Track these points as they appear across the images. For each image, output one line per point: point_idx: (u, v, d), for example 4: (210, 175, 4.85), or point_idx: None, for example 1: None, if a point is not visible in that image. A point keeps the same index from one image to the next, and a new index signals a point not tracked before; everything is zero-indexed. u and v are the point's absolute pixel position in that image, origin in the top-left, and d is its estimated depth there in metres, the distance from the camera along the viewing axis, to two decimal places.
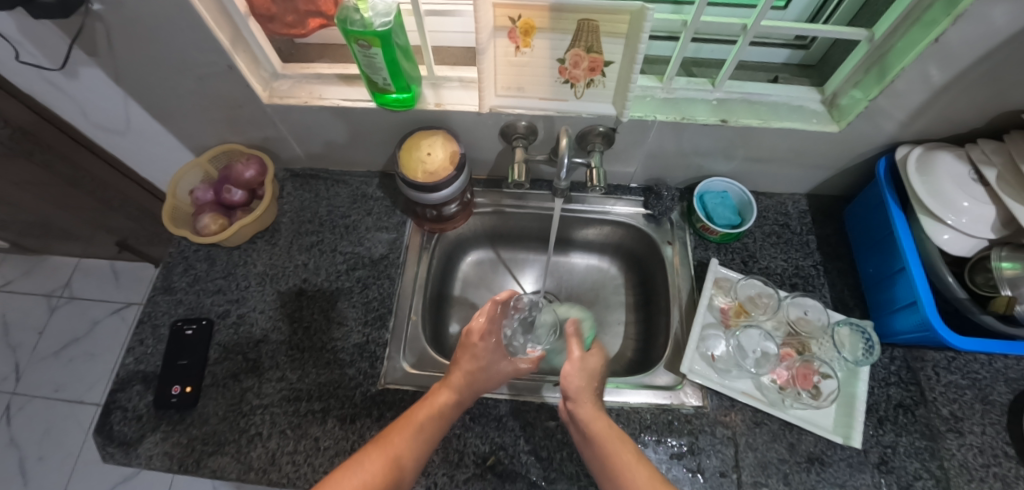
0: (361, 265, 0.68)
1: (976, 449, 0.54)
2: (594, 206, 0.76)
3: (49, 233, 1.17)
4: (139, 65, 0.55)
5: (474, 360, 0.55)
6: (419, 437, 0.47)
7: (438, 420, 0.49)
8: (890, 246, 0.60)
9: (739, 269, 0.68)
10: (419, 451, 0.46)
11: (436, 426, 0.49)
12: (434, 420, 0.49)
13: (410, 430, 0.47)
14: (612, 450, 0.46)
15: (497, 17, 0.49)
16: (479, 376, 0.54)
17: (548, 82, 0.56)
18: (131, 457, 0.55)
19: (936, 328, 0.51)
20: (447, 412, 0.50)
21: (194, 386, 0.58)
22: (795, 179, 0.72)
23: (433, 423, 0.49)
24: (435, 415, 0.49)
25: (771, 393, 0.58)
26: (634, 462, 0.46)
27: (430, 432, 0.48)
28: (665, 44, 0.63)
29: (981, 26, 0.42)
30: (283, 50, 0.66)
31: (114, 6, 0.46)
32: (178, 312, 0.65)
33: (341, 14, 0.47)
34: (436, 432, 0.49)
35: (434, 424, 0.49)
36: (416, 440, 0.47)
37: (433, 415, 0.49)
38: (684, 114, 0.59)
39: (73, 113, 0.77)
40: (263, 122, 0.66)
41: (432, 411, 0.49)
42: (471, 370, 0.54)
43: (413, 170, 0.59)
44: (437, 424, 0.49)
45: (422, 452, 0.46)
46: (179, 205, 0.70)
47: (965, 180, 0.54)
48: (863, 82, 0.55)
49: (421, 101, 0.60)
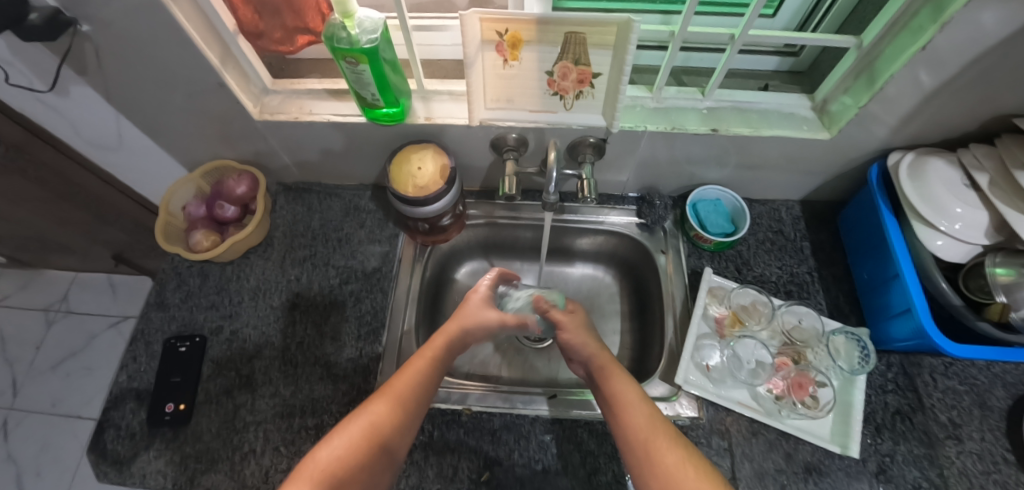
0: (354, 278, 0.68)
1: (975, 456, 0.54)
2: (588, 216, 0.76)
3: (45, 248, 1.17)
4: (130, 83, 0.56)
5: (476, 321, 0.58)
6: (421, 384, 0.49)
7: (434, 368, 0.51)
8: (884, 253, 0.60)
9: (734, 277, 0.68)
10: (422, 400, 0.48)
11: (433, 376, 0.51)
12: (433, 368, 0.51)
13: (413, 376, 0.49)
14: (618, 391, 0.48)
15: (483, 30, 0.49)
16: (472, 329, 0.57)
17: (537, 94, 0.56)
18: (124, 475, 0.55)
19: (931, 336, 0.50)
20: (445, 362, 0.53)
21: (188, 402, 0.58)
22: (788, 185, 0.72)
23: (432, 371, 0.51)
24: (432, 365, 0.51)
25: (767, 403, 0.58)
26: (637, 400, 0.47)
27: (429, 378, 0.50)
28: (655, 53, 0.63)
29: (968, 33, 0.42)
30: (274, 66, 0.66)
31: (102, 27, 0.46)
32: (171, 328, 0.65)
33: (328, 31, 0.47)
34: (434, 382, 0.51)
35: (432, 373, 0.50)
36: (419, 386, 0.48)
37: (429, 362, 0.51)
38: (674, 124, 0.59)
39: (65, 130, 0.77)
40: (254, 137, 0.66)
41: (429, 360, 0.51)
42: (464, 328, 0.56)
43: (404, 183, 0.59)
44: (435, 373, 0.51)
45: (425, 395, 0.49)
46: (173, 221, 0.70)
47: (957, 185, 0.53)
48: (852, 88, 0.55)
49: (411, 115, 0.60)
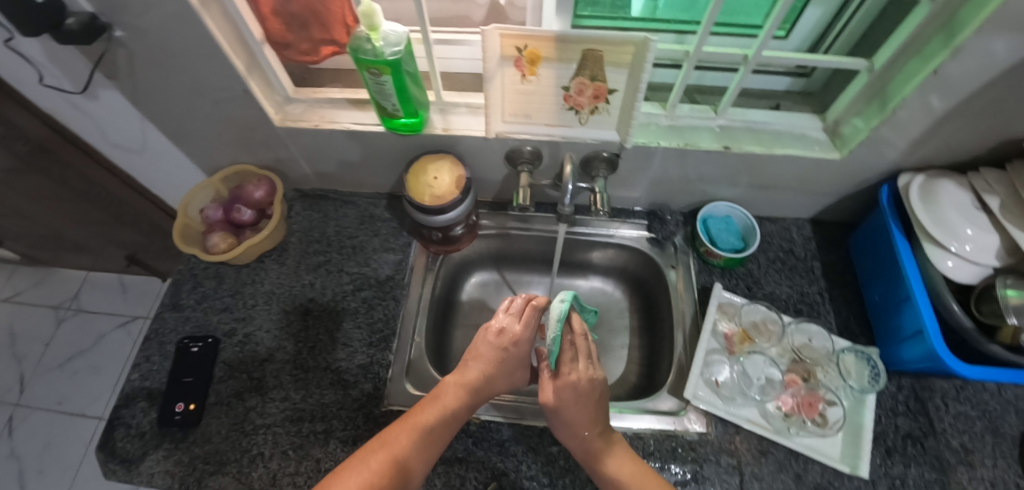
0: (367, 285, 0.69)
1: (987, 482, 0.53)
2: (599, 229, 0.77)
3: (60, 246, 1.19)
4: (158, 90, 0.57)
5: (494, 363, 0.53)
6: (433, 429, 0.47)
7: (446, 424, 0.49)
8: (895, 273, 0.60)
9: (743, 294, 0.69)
10: (425, 452, 0.46)
11: (445, 427, 0.48)
12: (442, 423, 0.48)
13: (415, 433, 0.46)
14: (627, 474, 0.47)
15: (504, 46, 0.51)
16: (493, 383, 0.52)
17: (554, 109, 0.58)
18: (133, 474, 0.55)
19: (943, 358, 0.50)
20: (464, 409, 0.50)
21: (198, 403, 0.58)
22: (799, 204, 0.72)
23: (442, 426, 0.48)
24: (444, 414, 0.49)
25: (777, 421, 0.58)
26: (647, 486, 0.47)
27: (438, 434, 0.48)
28: (670, 72, 0.65)
29: (981, 59, 0.43)
30: (297, 75, 0.68)
31: (137, 34, 0.48)
32: (185, 329, 0.66)
33: (353, 43, 0.48)
34: (444, 435, 0.48)
35: (442, 429, 0.48)
36: (419, 443, 0.46)
37: (442, 414, 0.49)
38: (687, 141, 0.60)
39: (91, 133, 0.81)
40: (276, 144, 0.68)
41: (443, 412, 0.49)
42: (484, 378, 0.52)
43: (421, 193, 0.60)
44: (448, 425, 0.49)
45: (436, 441, 0.47)
46: (190, 223, 0.72)
47: (968, 208, 0.54)
48: (864, 111, 0.56)
49: (429, 126, 0.61)
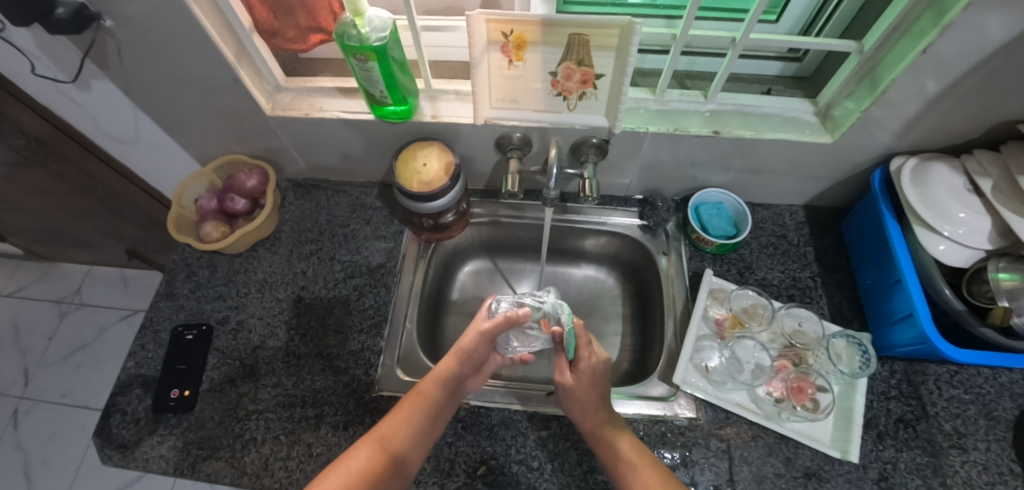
0: (358, 273, 0.69)
1: (980, 466, 0.53)
2: (591, 216, 0.77)
3: (61, 240, 1.20)
4: (148, 79, 0.58)
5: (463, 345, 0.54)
6: (415, 421, 0.49)
7: (427, 412, 0.50)
8: (887, 258, 0.59)
9: (735, 280, 0.68)
10: (413, 437, 0.48)
11: (429, 415, 0.50)
12: (424, 412, 0.50)
13: (403, 420, 0.48)
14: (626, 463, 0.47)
15: (490, 31, 0.51)
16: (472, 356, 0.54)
17: (541, 95, 0.58)
18: (128, 459, 0.56)
19: (933, 341, 0.50)
20: (445, 398, 0.51)
21: (192, 390, 0.59)
22: (791, 190, 0.72)
23: (423, 415, 0.49)
24: (425, 404, 0.50)
25: (767, 406, 0.58)
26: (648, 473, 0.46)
27: (421, 422, 0.49)
28: (659, 57, 0.64)
29: (970, 37, 0.42)
30: (287, 65, 0.68)
31: (125, 23, 0.48)
32: (179, 317, 0.67)
33: (338, 29, 0.48)
34: (430, 422, 0.50)
35: (424, 416, 0.49)
36: (407, 428, 0.48)
37: (421, 403, 0.50)
38: (677, 126, 0.60)
39: (85, 124, 0.82)
40: (267, 133, 0.68)
41: (420, 400, 0.50)
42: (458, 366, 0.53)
43: (409, 179, 0.60)
44: (431, 414, 0.50)
45: (422, 428, 0.49)
46: (184, 213, 0.72)
47: (960, 191, 0.53)
48: (854, 93, 0.55)
49: (418, 113, 0.61)
